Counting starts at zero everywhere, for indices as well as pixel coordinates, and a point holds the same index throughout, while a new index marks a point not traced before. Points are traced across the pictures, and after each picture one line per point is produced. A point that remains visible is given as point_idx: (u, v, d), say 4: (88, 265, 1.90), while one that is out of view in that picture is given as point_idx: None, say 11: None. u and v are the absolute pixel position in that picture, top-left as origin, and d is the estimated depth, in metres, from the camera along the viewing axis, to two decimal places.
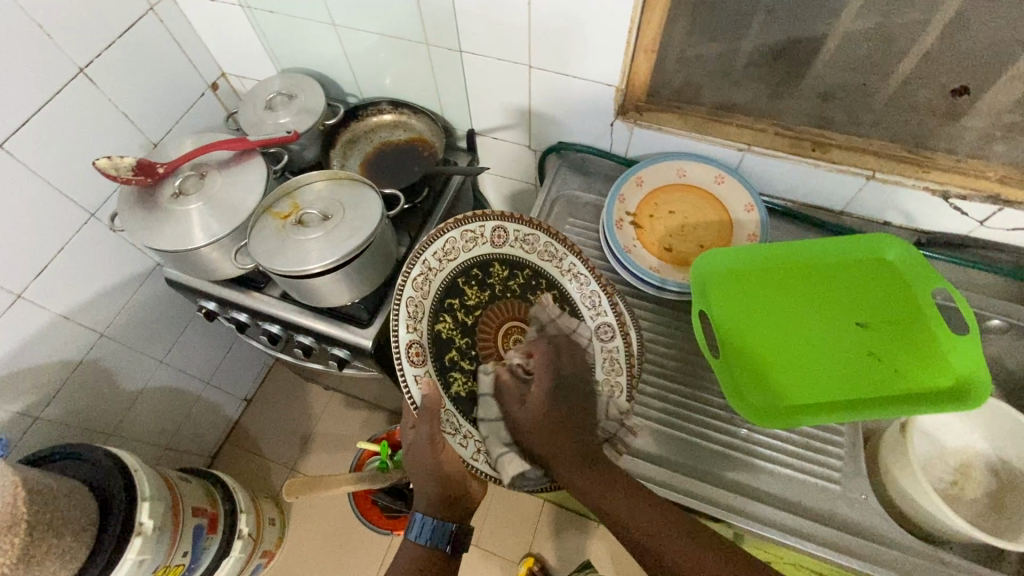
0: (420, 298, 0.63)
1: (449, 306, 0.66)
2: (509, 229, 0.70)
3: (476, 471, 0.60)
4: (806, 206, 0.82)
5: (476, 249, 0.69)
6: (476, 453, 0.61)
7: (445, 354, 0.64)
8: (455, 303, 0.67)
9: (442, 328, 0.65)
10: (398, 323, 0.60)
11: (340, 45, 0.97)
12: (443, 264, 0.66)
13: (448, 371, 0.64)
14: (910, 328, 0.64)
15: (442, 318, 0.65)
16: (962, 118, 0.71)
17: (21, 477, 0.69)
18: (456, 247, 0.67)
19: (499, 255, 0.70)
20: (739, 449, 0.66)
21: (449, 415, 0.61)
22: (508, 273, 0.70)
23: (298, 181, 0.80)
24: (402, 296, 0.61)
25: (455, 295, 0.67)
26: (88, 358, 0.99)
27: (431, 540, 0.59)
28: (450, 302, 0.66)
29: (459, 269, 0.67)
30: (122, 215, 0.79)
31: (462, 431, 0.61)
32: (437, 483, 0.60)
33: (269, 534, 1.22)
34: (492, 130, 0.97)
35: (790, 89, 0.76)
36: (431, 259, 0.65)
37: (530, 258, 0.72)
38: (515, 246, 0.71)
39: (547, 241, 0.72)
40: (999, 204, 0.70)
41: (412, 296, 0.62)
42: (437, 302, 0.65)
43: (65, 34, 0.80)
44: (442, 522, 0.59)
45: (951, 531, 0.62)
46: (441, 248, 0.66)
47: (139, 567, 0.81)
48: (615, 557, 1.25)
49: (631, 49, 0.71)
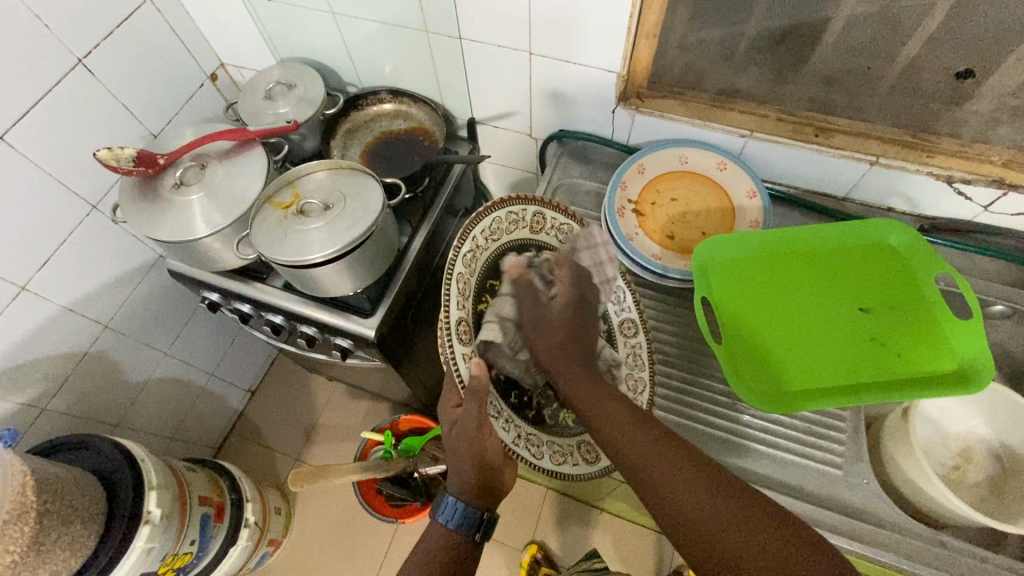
0: (468, 275, 0.59)
1: (489, 289, 0.63)
2: (548, 216, 0.68)
3: (519, 457, 0.59)
4: (808, 192, 0.82)
5: (517, 232, 0.66)
6: (517, 439, 0.60)
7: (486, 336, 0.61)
8: (496, 286, 0.63)
9: (483, 309, 0.61)
10: (450, 299, 0.55)
11: (339, 34, 0.96)
12: (489, 244, 0.62)
13: (488, 355, 0.61)
14: (911, 312, 0.64)
15: (483, 299, 0.62)
16: (966, 102, 0.70)
17: (30, 468, 0.70)
18: (501, 227, 0.64)
19: (537, 241, 0.68)
20: (741, 435, 0.66)
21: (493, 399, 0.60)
22: (544, 260, 0.68)
23: (299, 171, 0.80)
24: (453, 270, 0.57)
25: (495, 278, 0.63)
26: (92, 350, 1.00)
27: (460, 523, 0.60)
28: (492, 284, 0.63)
29: (500, 250, 0.64)
30: (123, 206, 0.79)
31: (504, 416, 0.61)
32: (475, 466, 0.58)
33: (275, 523, 1.24)
34: (492, 119, 0.96)
35: (793, 74, 0.76)
36: (480, 237, 0.61)
37: (563, 246, 0.70)
38: (551, 233, 0.69)
39: (578, 233, 0.71)
40: (1003, 188, 0.70)
41: (461, 272, 0.58)
42: (481, 283, 0.61)
43: (63, 25, 0.79)
44: (474, 508, 0.60)
45: (953, 514, 0.62)
46: (489, 227, 0.62)
47: (148, 555, 0.82)
48: (619, 544, 1.26)
49: (633, 34, 0.70)
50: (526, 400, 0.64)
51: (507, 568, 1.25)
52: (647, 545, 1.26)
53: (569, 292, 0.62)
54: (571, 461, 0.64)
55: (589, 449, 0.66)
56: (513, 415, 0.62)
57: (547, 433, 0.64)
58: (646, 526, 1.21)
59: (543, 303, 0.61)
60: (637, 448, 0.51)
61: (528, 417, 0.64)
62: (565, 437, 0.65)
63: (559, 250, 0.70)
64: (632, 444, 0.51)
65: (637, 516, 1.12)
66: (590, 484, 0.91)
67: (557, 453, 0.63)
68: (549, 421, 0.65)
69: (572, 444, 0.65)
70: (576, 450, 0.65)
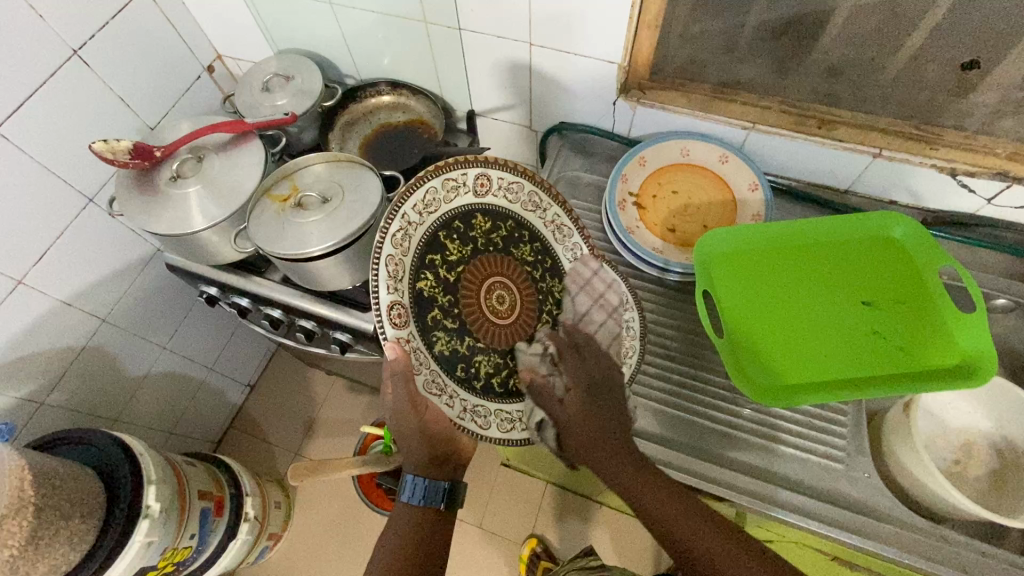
0: (400, 255, 0.58)
1: (430, 263, 0.62)
2: (492, 177, 0.67)
3: (466, 431, 0.59)
4: (810, 185, 0.81)
5: (457, 200, 0.65)
6: (463, 413, 0.60)
7: (427, 313, 0.60)
8: (436, 259, 0.62)
9: (424, 285, 0.60)
10: (379, 282, 0.55)
11: (337, 25, 0.95)
12: (424, 218, 0.61)
13: (431, 331, 0.60)
14: (914, 306, 0.63)
15: (424, 275, 0.61)
16: (972, 93, 0.69)
17: (27, 462, 0.70)
18: (436, 198, 0.62)
19: (481, 205, 0.67)
20: (741, 429, 0.66)
21: (436, 375, 0.59)
22: (490, 226, 0.67)
23: (297, 163, 0.79)
24: (381, 252, 0.55)
25: (436, 251, 0.62)
26: (90, 344, 0.99)
27: (424, 499, 0.61)
28: (432, 258, 0.61)
29: (443, 221, 0.63)
30: (120, 199, 0.78)
31: (448, 391, 0.59)
32: (424, 442, 0.60)
33: (275, 517, 1.24)
34: (492, 111, 0.96)
35: (796, 66, 0.75)
36: (411, 213, 0.60)
37: (512, 208, 0.69)
38: (498, 196, 0.68)
39: (531, 192, 0.70)
40: (1008, 181, 0.69)
41: (391, 253, 0.57)
42: (418, 259, 0.60)
43: (57, 15, 0.78)
44: (431, 485, 0.61)
45: (953, 508, 0.62)
46: (423, 199, 0.60)
47: (147, 550, 0.82)
48: (618, 538, 1.26)
49: (634, 24, 0.69)
50: (473, 370, 0.62)
51: (507, 561, 1.25)
52: (646, 538, 1.26)
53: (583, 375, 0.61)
54: (521, 427, 0.63)
55: None
56: (458, 389, 0.61)
57: (496, 401, 0.63)
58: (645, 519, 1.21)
59: (557, 400, 0.60)
60: (681, 529, 0.54)
61: (475, 388, 0.62)
62: (513, 402, 0.64)
63: (507, 212, 0.69)
64: (675, 522, 0.54)
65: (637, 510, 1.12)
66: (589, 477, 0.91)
67: (506, 421, 0.63)
68: (497, 388, 0.64)
69: (522, 410, 0.64)
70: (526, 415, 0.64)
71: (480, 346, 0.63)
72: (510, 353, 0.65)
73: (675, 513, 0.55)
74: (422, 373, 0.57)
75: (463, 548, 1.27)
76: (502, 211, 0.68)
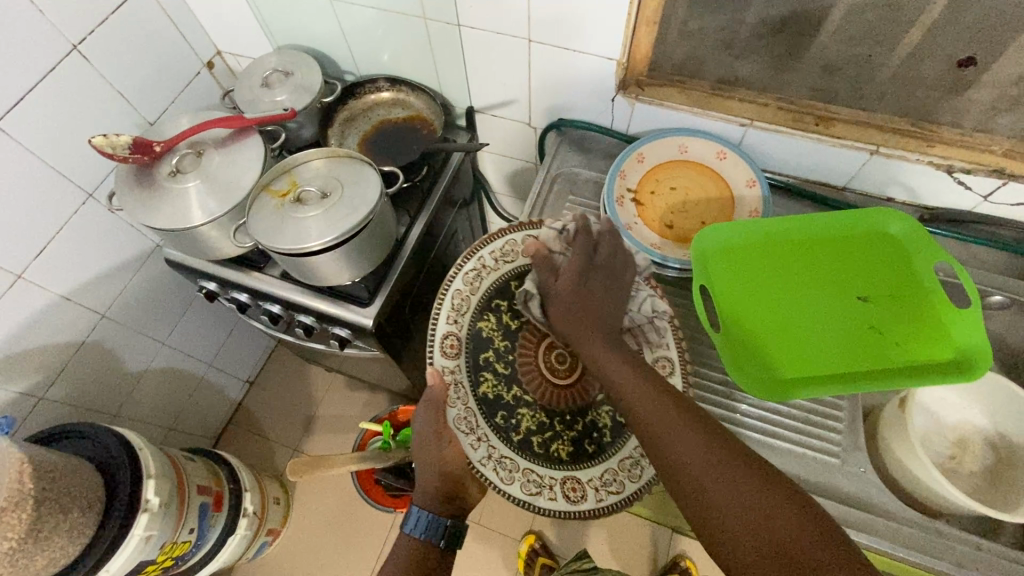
0: (467, 292, 0.67)
1: (497, 309, 0.68)
2: None
3: (482, 477, 0.59)
4: (807, 181, 0.81)
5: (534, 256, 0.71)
6: (486, 459, 0.60)
7: (482, 353, 0.66)
8: (504, 306, 0.68)
9: (485, 327, 0.67)
10: (440, 313, 0.65)
11: (336, 21, 0.95)
12: (497, 267, 0.69)
13: (481, 370, 0.65)
14: (908, 300, 0.64)
15: (486, 317, 0.68)
16: (969, 89, 0.70)
17: (26, 454, 0.70)
18: (515, 250, 0.70)
19: None
20: (738, 423, 0.66)
21: (470, 414, 0.62)
22: None
23: (296, 159, 0.80)
24: (449, 286, 0.66)
25: (505, 299, 0.69)
26: (89, 339, 0.99)
27: (426, 532, 0.65)
28: (498, 303, 0.68)
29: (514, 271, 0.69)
30: (119, 194, 0.78)
31: (478, 433, 0.61)
32: (440, 477, 0.65)
33: (274, 513, 1.24)
34: (491, 107, 0.96)
35: (794, 62, 0.75)
36: (488, 258, 0.69)
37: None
38: None
39: None
40: (1003, 177, 0.69)
41: (458, 287, 0.66)
42: (484, 302, 0.68)
43: (57, 10, 0.78)
44: (436, 519, 0.65)
45: (948, 502, 0.62)
46: (499, 247, 0.69)
47: (146, 544, 0.82)
48: (615, 535, 1.26)
49: (633, 20, 0.70)
50: (513, 421, 0.63)
51: (505, 557, 1.26)
52: (643, 535, 1.26)
53: (578, 261, 0.64)
54: (549, 494, 0.59)
55: (576, 488, 0.60)
56: (490, 435, 0.62)
57: (528, 459, 0.61)
58: (642, 515, 1.21)
59: (549, 275, 0.64)
60: (647, 408, 0.54)
61: (511, 440, 0.62)
62: (550, 468, 0.61)
63: None
64: (637, 399, 0.55)
65: None
66: None
67: (534, 483, 0.60)
68: (535, 447, 0.62)
69: (556, 478, 0.60)
70: (558, 485, 0.60)
71: (527, 400, 0.65)
72: (561, 416, 0.64)
73: (648, 397, 0.55)
74: (456, 406, 0.62)
75: (461, 544, 1.27)
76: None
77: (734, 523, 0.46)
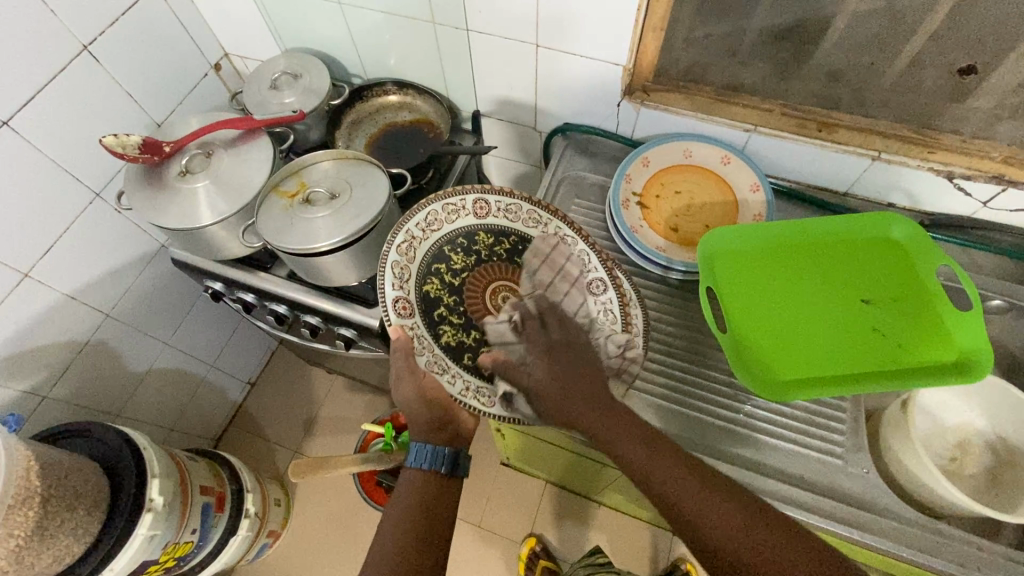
0: (406, 261, 0.66)
1: (436, 271, 0.69)
2: (490, 202, 0.72)
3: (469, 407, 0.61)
4: (810, 187, 0.83)
5: (459, 221, 0.71)
6: (466, 391, 0.63)
7: (433, 310, 0.67)
8: (442, 268, 0.69)
9: (430, 288, 0.67)
10: (385, 281, 0.63)
11: (344, 24, 0.96)
12: (427, 235, 0.68)
13: (437, 325, 0.66)
14: (912, 302, 0.65)
15: (430, 279, 0.68)
16: (969, 98, 0.71)
17: (33, 453, 0.70)
18: (438, 219, 0.70)
19: (482, 225, 0.72)
20: (743, 425, 0.67)
21: (439, 359, 0.64)
22: (493, 240, 0.72)
23: (304, 160, 0.80)
24: (387, 257, 0.64)
25: (442, 261, 0.69)
26: (94, 339, 0.99)
27: (429, 462, 0.62)
28: (437, 266, 0.68)
29: (443, 237, 0.69)
30: (128, 193, 0.79)
31: (450, 371, 0.64)
32: (426, 407, 0.64)
33: (275, 515, 1.24)
34: (498, 111, 0.97)
35: (796, 70, 0.76)
36: (415, 229, 0.67)
37: (515, 226, 0.74)
38: (500, 217, 0.73)
39: (530, 210, 0.73)
40: (1003, 184, 0.71)
41: (395, 259, 0.64)
42: (424, 267, 0.68)
43: (69, 11, 0.79)
44: (437, 448, 0.62)
45: (950, 503, 0.63)
46: (425, 219, 0.68)
47: (150, 543, 0.82)
48: (616, 538, 1.26)
49: (640, 27, 0.71)
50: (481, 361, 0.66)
51: (506, 561, 1.26)
52: (644, 538, 1.27)
53: (553, 337, 0.60)
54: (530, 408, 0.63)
55: None
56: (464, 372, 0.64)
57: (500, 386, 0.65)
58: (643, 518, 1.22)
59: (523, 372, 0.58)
60: (653, 466, 0.53)
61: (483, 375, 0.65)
62: None
63: (511, 229, 0.73)
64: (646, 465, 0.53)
65: (635, 509, 1.13)
66: (591, 476, 0.92)
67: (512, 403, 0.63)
68: None
69: None
70: None
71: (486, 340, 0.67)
72: None
73: (645, 452, 0.53)
74: (425, 354, 0.63)
75: (462, 547, 1.27)
76: (507, 230, 0.73)
77: (745, 560, 0.47)
